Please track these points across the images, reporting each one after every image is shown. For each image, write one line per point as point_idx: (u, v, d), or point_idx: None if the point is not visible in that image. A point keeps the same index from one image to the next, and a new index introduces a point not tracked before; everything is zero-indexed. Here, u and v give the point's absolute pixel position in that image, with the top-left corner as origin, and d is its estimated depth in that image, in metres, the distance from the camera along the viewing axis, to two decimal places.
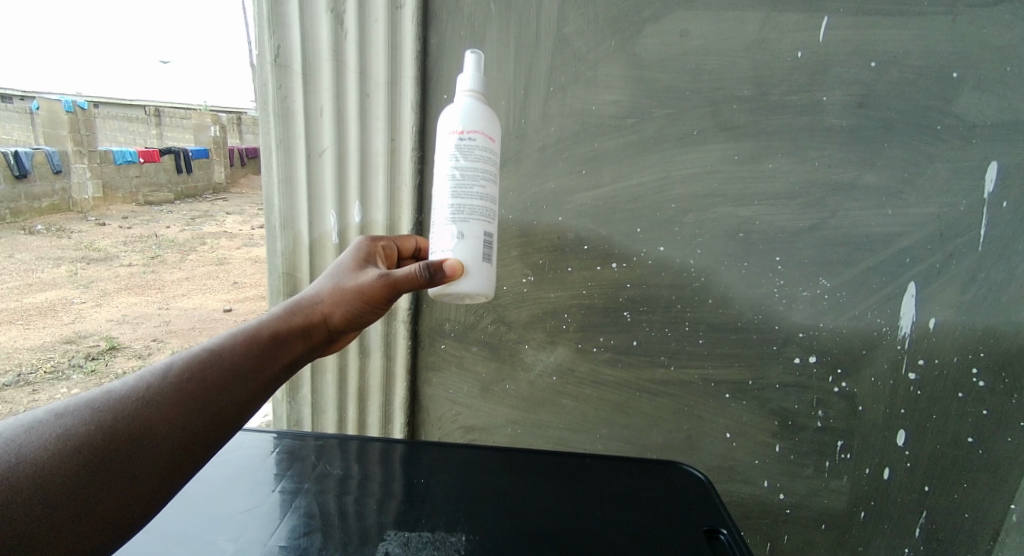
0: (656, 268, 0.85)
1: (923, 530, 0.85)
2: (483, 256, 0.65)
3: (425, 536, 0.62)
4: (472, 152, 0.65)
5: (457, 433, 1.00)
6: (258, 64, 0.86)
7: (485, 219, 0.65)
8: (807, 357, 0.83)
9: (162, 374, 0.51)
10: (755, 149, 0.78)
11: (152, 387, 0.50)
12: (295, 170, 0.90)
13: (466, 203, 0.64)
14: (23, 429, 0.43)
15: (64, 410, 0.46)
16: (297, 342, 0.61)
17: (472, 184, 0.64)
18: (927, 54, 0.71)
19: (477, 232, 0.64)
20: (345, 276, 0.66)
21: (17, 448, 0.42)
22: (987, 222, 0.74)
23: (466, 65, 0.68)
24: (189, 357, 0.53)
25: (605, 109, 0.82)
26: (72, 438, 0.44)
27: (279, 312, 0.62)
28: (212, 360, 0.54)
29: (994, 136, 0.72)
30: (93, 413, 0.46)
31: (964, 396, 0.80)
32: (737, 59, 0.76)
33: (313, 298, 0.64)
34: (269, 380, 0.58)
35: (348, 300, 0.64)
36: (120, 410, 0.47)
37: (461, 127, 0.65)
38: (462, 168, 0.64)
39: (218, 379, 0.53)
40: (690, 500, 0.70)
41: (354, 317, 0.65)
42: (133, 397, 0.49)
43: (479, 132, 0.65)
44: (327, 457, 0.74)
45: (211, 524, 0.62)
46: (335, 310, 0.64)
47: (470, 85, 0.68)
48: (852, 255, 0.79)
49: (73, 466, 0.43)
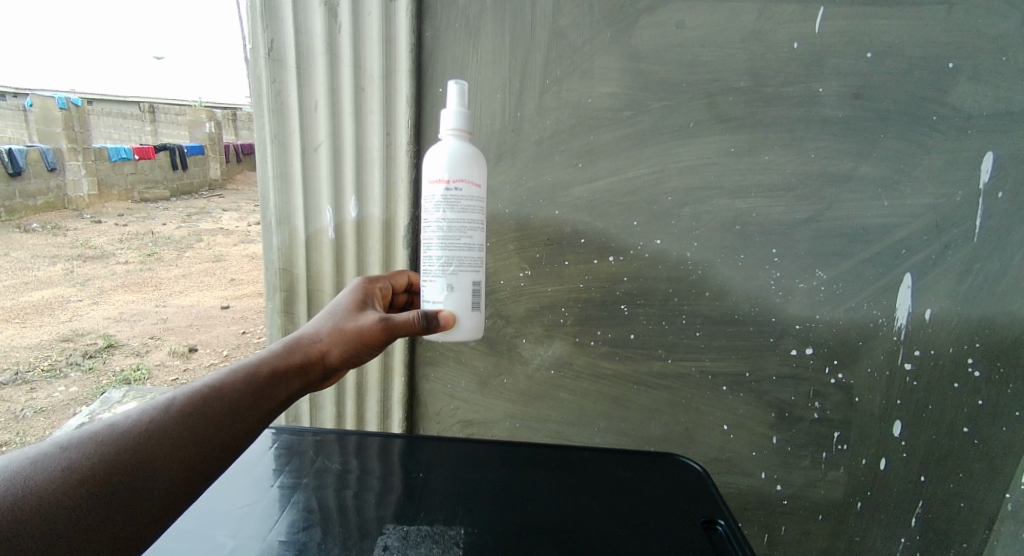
0: (653, 261, 0.85)
1: (919, 520, 0.86)
2: (472, 305, 0.65)
3: (424, 530, 0.62)
4: (458, 203, 0.62)
5: (456, 427, 1.01)
6: (251, 58, 0.85)
7: (473, 269, 0.64)
8: (804, 349, 0.83)
9: (165, 408, 0.48)
10: (750, 140, 0.78)
11: (154, 421, 0.47)
12: (290, 165, 0.89)
13: (454, 256, 0.62)
14: (27, 462, 0.41)
15: (68, 443, 0.43)
16: (296, 383, 0.57)
17: (460, 236, 0.62)
18: (922, 45, 0.71)
19: (465, 283, 0.64)
20: (346, 315, 0.62)
21: (21, 482, 0.40)
22: (982, 213, 0.75)
23: (449, 97, 0.64)
24: (190, 391, 0.49)
25: (601, 102, 0.81)
26: (76, 472, 0.42)
27: (278, 348, 0.57)
28: (213, 397, 0.50)
29: (990, 127, 0.72)
30: (97, 447, 0.44)
31: (960, 386, 0.80)
32: (734, 51, 0.76)
33: (312, 336, 0.59)
34: (266, 419, 0.54)
35: (348, 341, 0.59)
36: (122, 445, 0.45)
37: (447, 177, 0.62)
38: (450, 220, 0.62)
39: (220, 416, 0.50)
40: (688, 491, 0.70)
41: (352, 359, 0.61)
42: (136, 431, 0.46)
43: (464, 181, 0.62)
44: (326, 452, 0.74)
45: (210, 520, 0.62)
46: (334, 350, 0.59)
47: (453, 125, 0.64)
48: (848, 246, 0.79)
49: (76, 501, 0.41)
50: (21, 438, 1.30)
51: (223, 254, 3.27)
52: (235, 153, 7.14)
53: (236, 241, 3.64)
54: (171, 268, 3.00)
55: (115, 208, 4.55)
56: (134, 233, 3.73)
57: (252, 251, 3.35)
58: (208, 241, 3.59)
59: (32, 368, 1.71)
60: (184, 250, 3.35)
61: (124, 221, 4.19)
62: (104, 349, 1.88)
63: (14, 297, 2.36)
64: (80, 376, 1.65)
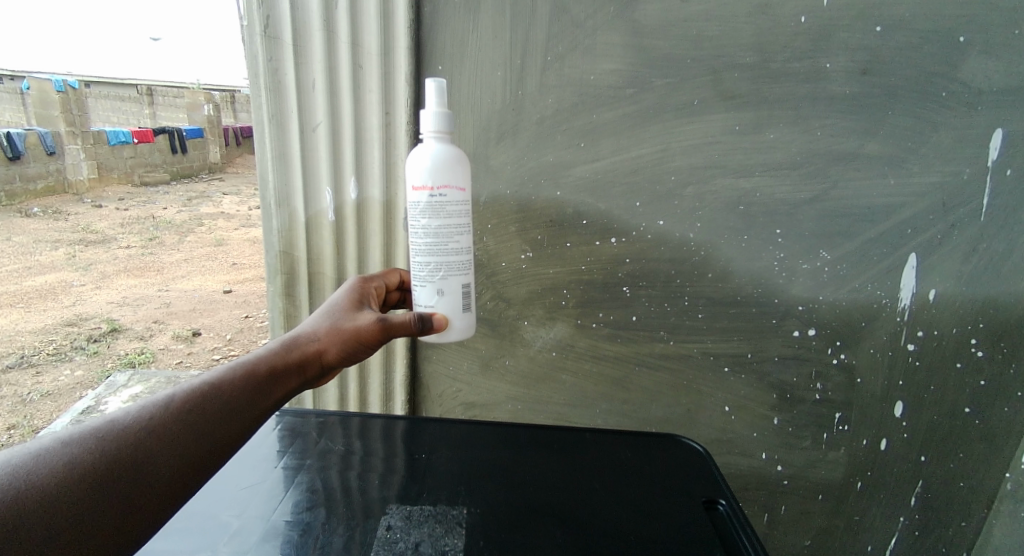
0: (656, 242, 0.84)
1: (918, 499, 0.87)
2: (463, 306, 0.65)
3: (426, 510, 0.63)
4: (444, 210, 0.61)
5: (458, 409, 1.02)
6: (246, 34, 0.83)
7: (462, 271, 0.63)
8: (807, 330, 0.83)
9: (165, 404, 0.46)
10: (756, 118, 0.77)
11: (155, 417, 0.45)
12: (288, 146, 0.88)
13: (441, 260, 0.62)
14: (29, 456, 0.40)
15: (70, 438, 0.42)
16: (293, 382, 0.55)
17: (446, 241, 0.61)
18: (933, 17, 0.69)
19: (454, 286, 0.63)
20: (343, 314, 0.60)
21: (25, 475, 0.38)
22: (990, 191, 0.73)
23: (427, 95, 0.60)
24: (190, 387, 0.48)
25: (604, 79, 0.80)
26: (79, 466, 0.41)
27: (274, 346, 0.55)
28: (212, 393, 0.49)
29: (1001, 103, 0.70)
30: (98, 442, 0.42)
31: (963, 366, 0.80)
32: (739, 25, 0.74)
33: (309, 334, 0.57)
34: (263, 417, 0.52)
35: (345, 341, 0.58)
36: (124, 439, 0.43)
37: (430, 183, 0.60)
38: (435, 227, 0.61)
39: (219, 413, 0.48)
40: (690, 471, 0.71)
41: (348, 358, 0.59)
42: (137, 426, 0.44)
43: (448, 186, 0.61)
44: (329, 433, 0.75)
45: (215, 500, 0.62)
46: (330, 349, 0.57)
47: (433, 126, 0.62)
48: (852, 226, 0.78)
49: (77, 494, 0.40)
50: (30, 421, 1.31)
51: (225, 239, 3.27)
52: (234, 136, 7.10)
53: (237, 226, 3.64)
54: (173, 252, 3.00)
55: (117, 193, 4.56)
56: (135, 217, 3.73)
57: (253, 235, 3.35)
58: (210, 226, 3.59)
59: (38, 352, 1.72)
60: (186, 234, 3.36)
61: (125, 205, 4.19)
62: (109, 334, 1.89)
63: (18, 281, 2.37)
64: (85, 359, 1.67)
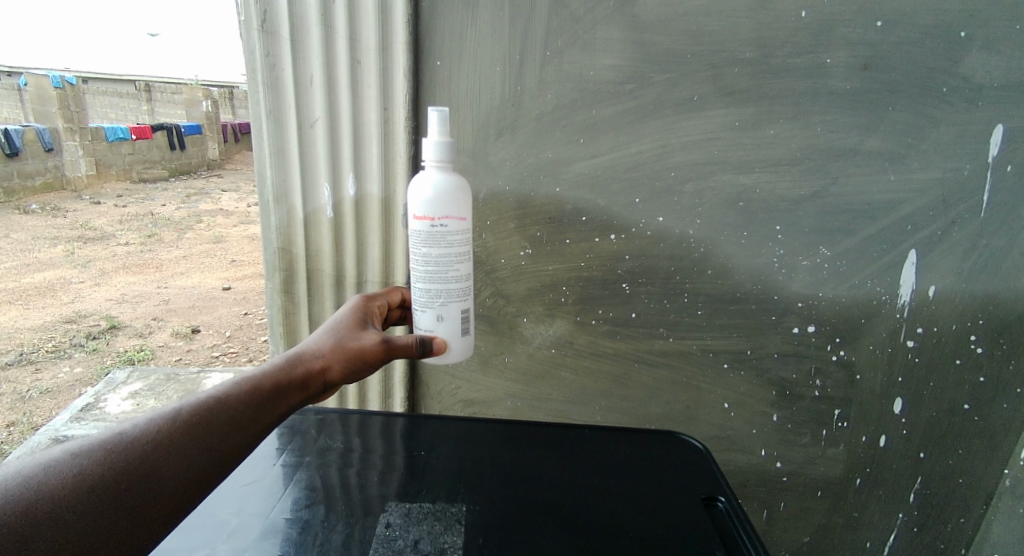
0: (656, 238, 0.84)
1: (917, 496, 0.87)
2: (461, 330, 0.65)
3: (425, 507, 0.63)
4: (444, 240, 0.60)
5: (457, 406, 1.02)
6: (244, 30, 0.83)
7: (461, 298, 0.63)
8: (806, 327, 0.83)
9: (173, 417, 0.46)
10: (756, 113, 0.76)
11: (162, 429, 0.45)
12: (287, 142, 0.88)
13: (441, 288, 0.62)
14: (38, 467, 0.39)
15: (80, 449, 0.41)
16: (296, 398, 0.55)
17: (446, 270, 0.61)
18: (934, 11, 0.69)
19: (454, 313, 0.63)
20: (346, 332, 0.61)
21: (36, 484, 0.38)
22: (990, 187, 0.73)
23: (430, 123, 0.60)
24: (197, 401, 0.48)
25: (603, 74, 0.80)
26: (87, 476, 0.40)
27: (278, 362, 0.55)
28: (218, 407, 0.49)
29: (1001, 98, 0.70)
30: (107, 453, 0.42)
31: (963, 363, 0.80)
32: (739, 20, 0.74)
33: (313, 352, 0.57)
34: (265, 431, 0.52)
35: (348, 360, 0.58)
36: (132, 450, 0.43)
37: (430, 215, 0.60)
38: (435, 256, 0.61)
39: (225, 426, 0.48)
40: (691, 468, 0.70)
41: (350, 377, 0.59)
42: (144, 438, 0.44)
43: (449, 216, 0.60)
44: (328, 431, 0.75)
45: (213, 499, 0.62)
46: (333, 367, 0.57)
47: (434, 154, 0.61)
48: (852, 222, 0.78)
49: (85, 504, 0.39)
50: (29, 418, 1.32)
51: (224, 236, 3.27)
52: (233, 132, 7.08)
53: (236, 223, 3.63)
54: (171, 249, 3.00)
55: (116, 191, 4.56)
56: (134, 214, 3.73)
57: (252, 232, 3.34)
58: (210, 222, 3.58)
59: (38, 349, 1.73)
60: (184, 231, 3.35)
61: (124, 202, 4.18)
62: (108, 331, 1.90)
63: (17, 279, 2.37)
64: (85, 356, 1.67)
